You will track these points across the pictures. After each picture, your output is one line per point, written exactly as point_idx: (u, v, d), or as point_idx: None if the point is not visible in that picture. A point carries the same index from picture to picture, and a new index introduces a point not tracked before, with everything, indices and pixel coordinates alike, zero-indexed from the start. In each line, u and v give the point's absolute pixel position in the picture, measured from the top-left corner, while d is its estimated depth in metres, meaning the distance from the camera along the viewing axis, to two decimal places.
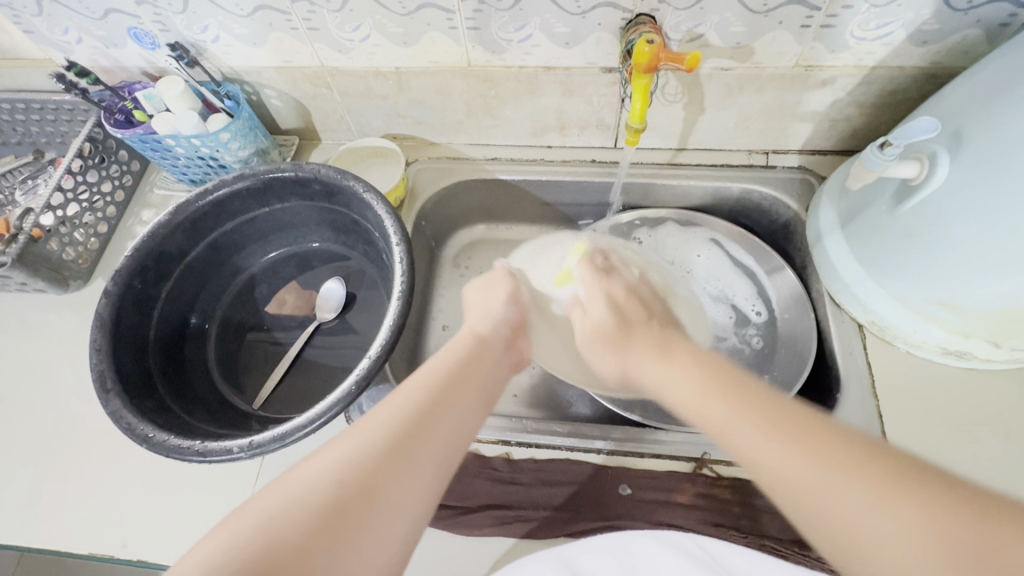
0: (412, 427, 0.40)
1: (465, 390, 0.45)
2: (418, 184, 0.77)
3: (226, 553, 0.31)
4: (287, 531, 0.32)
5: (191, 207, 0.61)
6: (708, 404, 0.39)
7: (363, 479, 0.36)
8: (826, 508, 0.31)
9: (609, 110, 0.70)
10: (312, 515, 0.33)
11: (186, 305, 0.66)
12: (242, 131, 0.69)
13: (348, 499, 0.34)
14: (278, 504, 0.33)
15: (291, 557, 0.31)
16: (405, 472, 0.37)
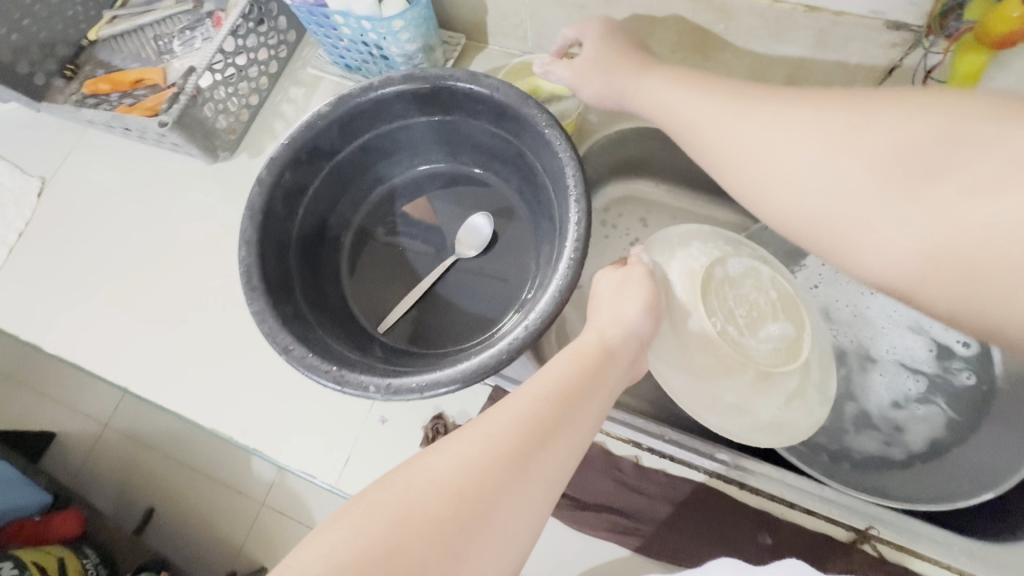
0: (532, 441, 0.36)
1: (586, 408, 0.40)
2: (589, 123, 0.67)
3: (347, 546, 0.31)
4: (407, 543, 0.31)
5: (354, 101, 0.55)
6: (682, 108, 0.44)
7: (478, 500, 0.33)
8: (779, 181, 0.37)
9: (865, 78, 0.54)
10: (429, 535, 0.32)
11: (328, 207, 0.62)
12: (416, 22, 0.60)
13: (461, 521, 0.32)
14: (390, 506, 0.33)
15: (408, 569, 0.31)
16: (518, 491, 0.34)
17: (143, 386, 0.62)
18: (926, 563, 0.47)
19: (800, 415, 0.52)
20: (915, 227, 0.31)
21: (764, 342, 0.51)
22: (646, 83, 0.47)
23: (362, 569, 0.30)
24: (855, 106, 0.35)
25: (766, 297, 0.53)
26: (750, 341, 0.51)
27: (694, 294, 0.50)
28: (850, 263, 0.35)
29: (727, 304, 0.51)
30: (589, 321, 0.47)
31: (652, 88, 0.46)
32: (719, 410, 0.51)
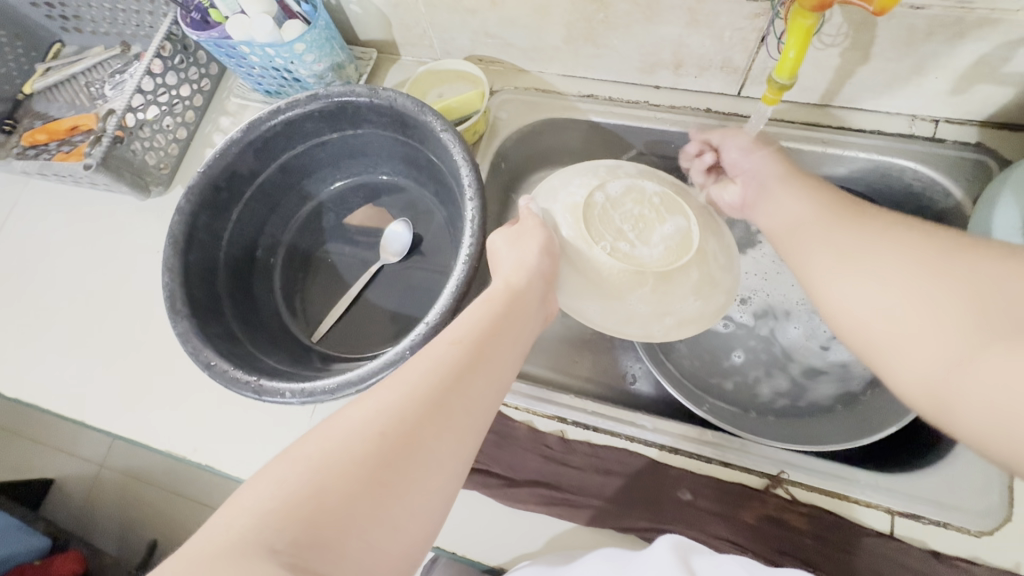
0: (453, 379, 0.38)
1: (500, 351, 0.42)
2: (500, 119, 0.69)
3: (276, 490, 0.32)
4: (336, 481, 0.32)
5: (264, 125, 0.58)
6: (814, 220, 0.45)
7: (405, 434, 0.35)
8: (867, 325, 0.37)
9: (742, 49, 0.57)
10: (360, 470, 0.33)
11: (255, 229, 0.64)
12: (318, 42, 0.63)
13: (389, 454, 0.34)
14: (316, 449, 0.34)
15: (340, 504, 0.32)
16: (439, 426, 0.36)
17: (97, 418, 0.64)
18: (834, 500, 0.50)
19: (715, 296, 0.54)
20: (972, 334, 0.32)
21: (656, 246, 0.51)
22: (779, 206, 0.49)
23: (292, 508, 0.31)
24: (960, 250, 0.36)
25: (646, 200, 0.54)
26: (642, 250, 0.51)
27: (577, 226, 0.52)
28: (898, 375, 0.35)
29: (609, 220, 0.53)
30: (493, 275, 0.50)
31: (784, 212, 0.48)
32: (645, 321, 0.53)
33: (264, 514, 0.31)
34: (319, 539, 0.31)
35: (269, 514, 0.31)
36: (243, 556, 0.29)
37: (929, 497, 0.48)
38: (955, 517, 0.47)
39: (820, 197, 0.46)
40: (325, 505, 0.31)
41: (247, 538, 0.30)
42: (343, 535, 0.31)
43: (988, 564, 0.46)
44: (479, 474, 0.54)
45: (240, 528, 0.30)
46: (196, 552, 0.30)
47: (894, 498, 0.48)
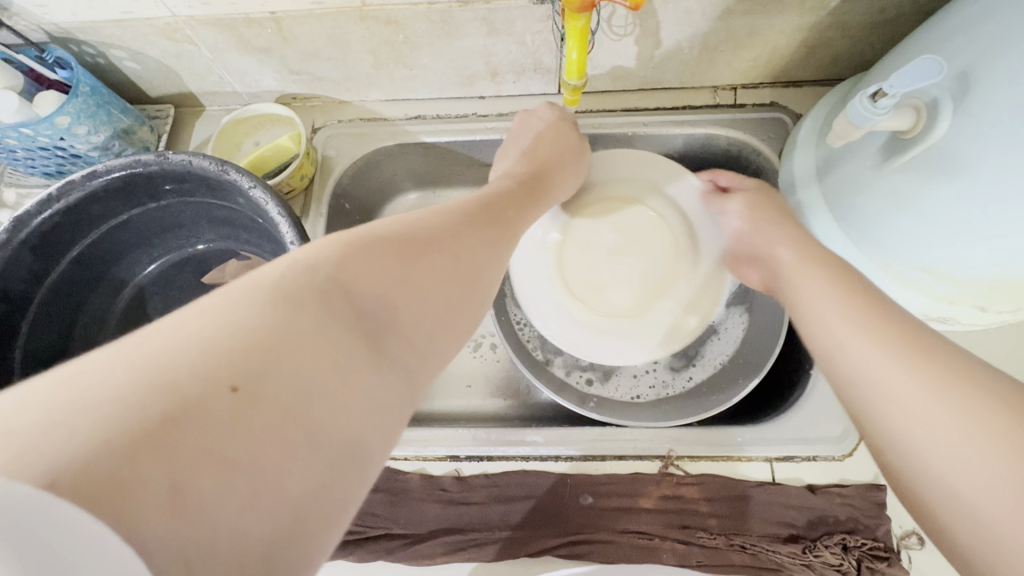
0: (491, 218, 0.38)
1: (524, 209, 0.44)
2: (329, 155, 0.65)
3: (343, 247, 0.28)
4: (402, 257, 0.29)
5: (34, 221, 0.48)
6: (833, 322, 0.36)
7: (461, 244, 0.34)
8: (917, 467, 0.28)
9: (547, 50, 0.57)
10: (424, 257, 0.31)
11: (60, 336, 0.55)
12: (86, 111, 0.54)
13: (447, 254, 0.32)
14: (379, 228, 0.31)
15: (402, 283, 0.29)
16: (487, 250, 0.36)
17: None
18: (718, 462, 0.52)
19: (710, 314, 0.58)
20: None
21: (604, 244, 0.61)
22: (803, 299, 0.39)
23: (366, 272, 0.27)
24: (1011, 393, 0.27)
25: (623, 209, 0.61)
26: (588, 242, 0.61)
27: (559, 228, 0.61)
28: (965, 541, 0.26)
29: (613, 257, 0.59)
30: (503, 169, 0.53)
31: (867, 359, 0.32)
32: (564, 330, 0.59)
33: (335, 265, 0.27)
34: (393, 304, 0.28)
35: (340, 265, 0.27)
36: (316, 306, 0.24)
37: (796, 436, 0.52)
38: (819, 448, 0.51)
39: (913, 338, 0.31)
40: (396, 278, 0.28)
41: (315, 285, 0.25)
42: (403, 313, 0.28)
43: (853, 483, 0.50)
44: (379, 540, 0.50)
45: (302, 272, 0.26)
46: (244, 286, 0.24)
47: (769, 447, 0.51)
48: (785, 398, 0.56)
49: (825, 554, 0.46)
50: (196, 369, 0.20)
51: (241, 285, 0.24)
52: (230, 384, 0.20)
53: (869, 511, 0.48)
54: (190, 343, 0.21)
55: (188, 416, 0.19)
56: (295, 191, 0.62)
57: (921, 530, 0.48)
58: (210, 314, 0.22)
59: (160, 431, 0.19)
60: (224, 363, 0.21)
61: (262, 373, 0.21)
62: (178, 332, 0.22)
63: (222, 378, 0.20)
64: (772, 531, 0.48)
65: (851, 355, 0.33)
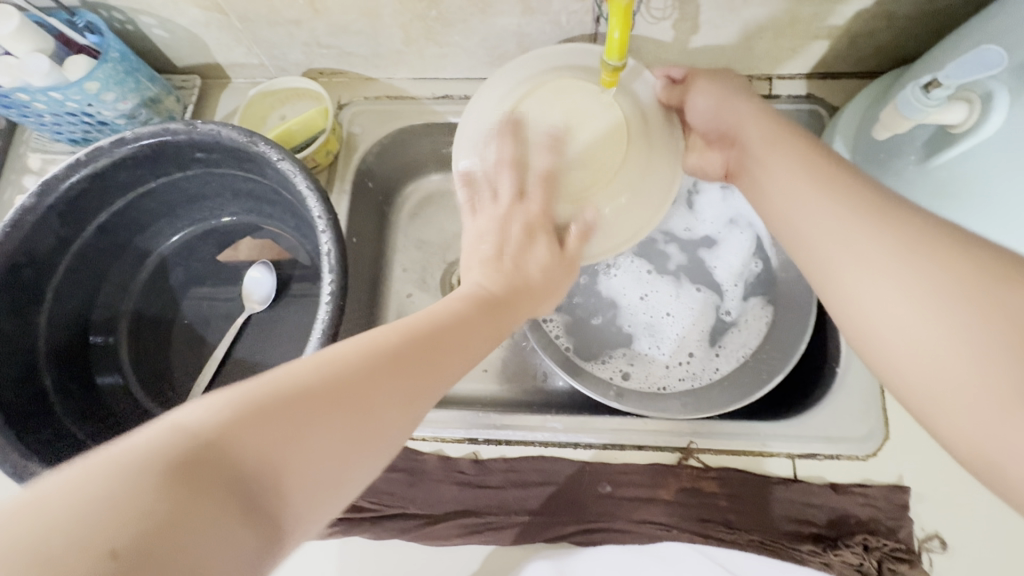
0: (442, 331, 0.34)
1: (502, 318, 0.39)
2: (355, 132, 0.64)
3: (241, 404, 0.25)
4: (299, 407, 0.26)
5: (63, 185, 0.48)
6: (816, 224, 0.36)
7: (382, 380, 0.29)
8: (897, 349, 0.30)
9: (582, 31, 0.56)
10: (325, 407, 0.27)
11: (83, 303, 0.55)
12: (115, 77, 0.54)
13: (357, 395, 0.28)
14: (295, 372, 0.28)
15: (285, 437, 0.25)
16: (421, 385, 0.31)
17: None
18: (739, 456, 0.51)
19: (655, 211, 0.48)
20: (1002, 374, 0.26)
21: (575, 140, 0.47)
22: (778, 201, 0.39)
23: (263, 437, 0.25)
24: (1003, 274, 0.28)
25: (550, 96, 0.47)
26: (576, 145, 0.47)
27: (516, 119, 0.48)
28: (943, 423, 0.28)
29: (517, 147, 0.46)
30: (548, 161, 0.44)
31: (852, 259, 0.33)
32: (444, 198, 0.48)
33: (223, 428, 0.24)
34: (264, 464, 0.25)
35: (229, 431, 0.24)
36: (191, 488, 0.23)
37: (820, 434, 0.51)
38: (844, 447, 0.50)
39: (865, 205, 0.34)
40: (290, 446, 0.25)
41: (199, 456, 0.23)
42: (272, 474, 0.25)
43: (877, 484, 0.49)
44: (394, 519, 0.50)
45: (188, 441, 0.24)
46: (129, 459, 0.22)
47: (792, 443, 0.51)
48: (809, 394, 0.56)
49: (847, 553, 0.45)
50: (71, 532, 0.20)
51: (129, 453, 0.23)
52: (111, 551, 0.20)
53: (892, 513, 0.47)
54: (59, 532, 0.20)
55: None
56: (320, 167, 0.61)
57: (944, 534, 0.48)
58: (84, 492, 0.21)
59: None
60: (81, 575, 0.19)
61: (137, 534, 0.21)
62: (71, 492, 0.21)
63: (101, 544, 0.20)
64: (793, 528, 0.48)
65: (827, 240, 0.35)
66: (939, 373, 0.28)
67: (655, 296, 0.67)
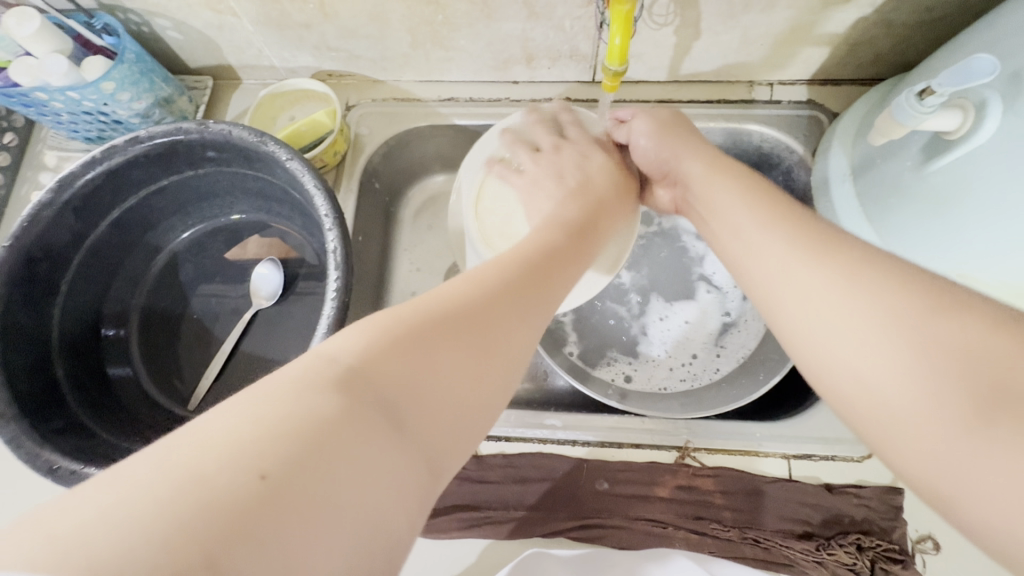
0: (523, 278, 0.36)
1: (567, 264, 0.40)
2: (362, 133, 0.65)
3: (377, 336, 0.27)
4: (424, 337, 0.28)
5: (79, 181, 0.49)
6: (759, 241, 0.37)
7: (486, 314, 0.32)
8: (838, 362, 0.31)
9: (585, 37, 0.57)
10: (443, 336, 0.29)
11: (96, 296, 0.57)
12: (130, 77, 0.55)
13: (468, 323, 0.30)
14: (410, 309, 0.30)
15: (415, 364, 0.27)
16: (517, 319, 0.33)
17: None
18: (734, 456, 0.52)
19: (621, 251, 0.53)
20: (939, 395, 0.27)
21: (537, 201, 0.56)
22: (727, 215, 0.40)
23: (406, 363, 0.27)
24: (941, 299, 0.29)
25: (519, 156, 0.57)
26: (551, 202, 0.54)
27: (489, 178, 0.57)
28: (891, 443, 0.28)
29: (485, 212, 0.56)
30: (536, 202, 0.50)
31: (795, 280, 0.33)
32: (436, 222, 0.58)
33: (373, 358, 0.26)
34: (404, 385, 0.26)
35: (368, 359, 0.26)
36: (355, 404, 0.24)
37: (815, 436, 0.52)
38: (839, 449, 0.51)
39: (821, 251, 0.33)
40: (433, 361, 0.28)
41: (353, 379, 0.25)
42: (417, 396, 0.26)
43: (871, 485, 0.50)
44: None
45: (341, 372, 0.25)
46: (266, 390, 0.24)
47: (787, 444, 0.51)
48: (806, 396, 0.56)
49: (840, 552, 0.46)
50: (225, 459, 0.20)
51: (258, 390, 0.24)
52: (259, 472, 0.20)
53: (886, 514, 0.48)
54: (216, 467, 0.20)
55: (247, 513, 0.19)
56: (328, 166, 0.63)
57: (938, 536, 0.48)
58: (240, 425, 0.22)
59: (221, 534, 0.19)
60: (273, 475, 0.21)
61: (284, 454, 0.21)
62: (220, 435, 0.22)
63: (250, 465, 0.20)
64: (787, 528, 0.48)
65: (771, 265, 0.35)
66: (909, 419, 0.28)
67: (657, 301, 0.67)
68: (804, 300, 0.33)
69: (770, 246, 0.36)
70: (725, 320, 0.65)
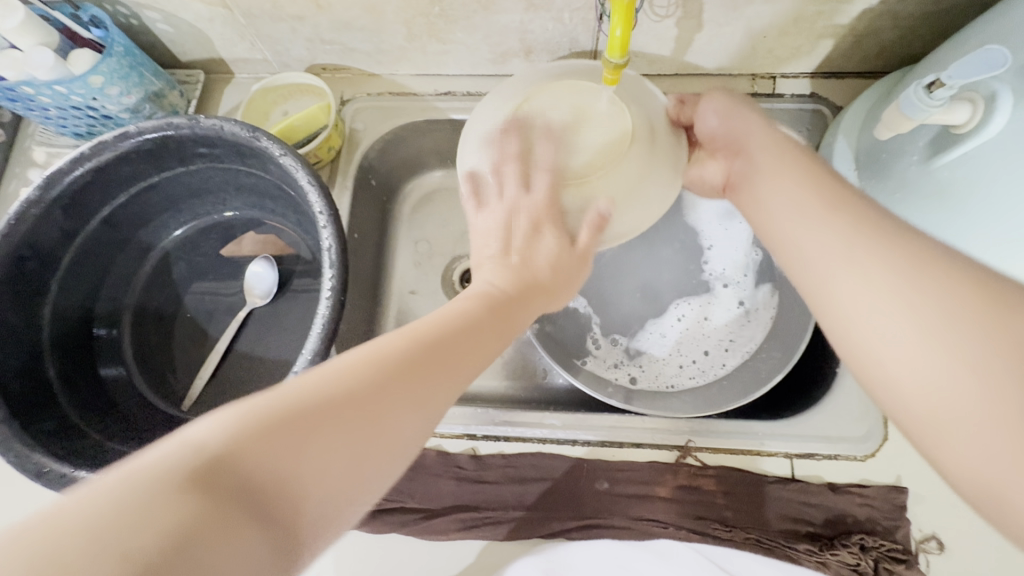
0: (436, 349, 0.33)
1: (483, 336, 0.36)
2: (358, 127, 0.64)
3: (238, 429, 0.25)
4: (286, 432, 0.26)
5: (67, 178, 0.48)
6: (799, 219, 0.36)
7: (378, 398, 0.29)
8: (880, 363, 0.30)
9: (584, 29, 0.56)
10: (316, 426, 0.27)
11: (87, 294, 0.56)
12: (120, 71, 0.54)
13: (350, 411, 0.28)
14: (282, 397, 0.27)
15: (275, 465, 0.25)
16: (413, 403, 0.30)
17: None
18: (736, 456, 0.51)
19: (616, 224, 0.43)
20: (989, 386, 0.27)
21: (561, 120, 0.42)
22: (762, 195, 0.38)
23: (266, 454, 0.25)
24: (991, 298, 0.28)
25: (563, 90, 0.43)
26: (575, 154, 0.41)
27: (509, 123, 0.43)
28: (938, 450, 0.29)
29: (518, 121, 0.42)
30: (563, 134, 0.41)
31: (841, 274, 0.32)
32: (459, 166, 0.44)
33: (230, 446, 0.25)
34: (258, 484, 0.25)
35: (228, 457, 0.25)
36: (206, 504, 0.23)
37: (818, 434, 0.51)
38: (841, 447, 0.50)
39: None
40: (293, 465, 0.26)
41: (211, 471, 0.24)
42: (277, 495, 0.25)
43: (874, 484, 0.49)
44: (393, 513, 0.51)
45: (195, 461, 0.24)
46: (137, 480, 0.23)
47: (790, 443, 0.51)
48: (808, 395, 0.56)
49: (843, 553, 0.45)
50: (46, 568, 0.20)
51: (129, 477, 0.23)
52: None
53: (889, 513, 0.47)
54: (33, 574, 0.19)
55: None
56: (323, 162, 0.62)
57: (942, 535, 0.48)
58: (89, 510, 0.21)
59: None
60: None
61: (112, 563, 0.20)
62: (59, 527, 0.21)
63: (70, 572, 0.20)
64: (789, 528, 0.48)
65: (815, 251, 0.34)
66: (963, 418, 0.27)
67: (658, 298, 0.66)
68: (851, 297, 0.32)
69: (813, 234, 0.35)
70: (728, 315, 0.64)
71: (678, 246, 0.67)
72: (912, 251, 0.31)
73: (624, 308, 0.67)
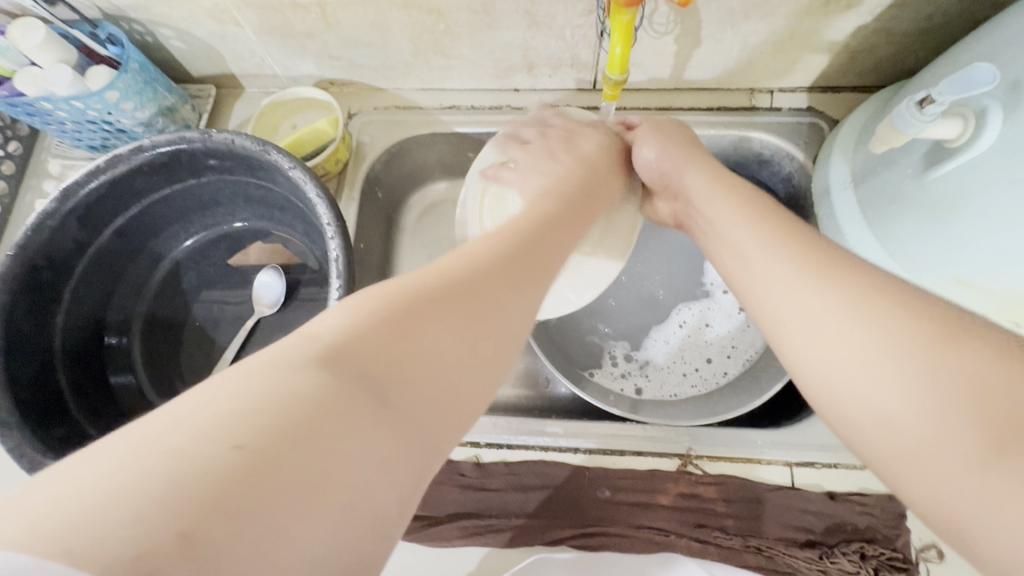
0: (512, 255, 0.33)
1: (549, 250, 0.36)
2: (364, 140, 0.66)
3: (356, 318, 0.24)
4: (398, 314, 0.25)
5: (83, 190, 0.50)
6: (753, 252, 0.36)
7: (474, 285, 0.29)
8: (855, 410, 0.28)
9: (585, 45, 0.57)
10: (428, 310, 0.26)
11: (99, 303, 0.57)
12: (134, 87, 0.56)
13: (456, 295, 0.27)
14: (385, 292, 0.27)
15: (398, 345, 0.24)
16: (509, 291, 0.30)
17: None
18: (735, 464, 0.52)
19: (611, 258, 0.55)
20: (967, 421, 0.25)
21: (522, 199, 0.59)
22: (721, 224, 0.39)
23: (395, 337, 0.24)
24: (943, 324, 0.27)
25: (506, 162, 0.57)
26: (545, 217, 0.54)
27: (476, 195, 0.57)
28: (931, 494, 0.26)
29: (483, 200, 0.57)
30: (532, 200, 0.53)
31: (799, 312, 0.32)
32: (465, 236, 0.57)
33: (349, 338, 0.23)
34: (389, 361, 0.23)
35: (351, 340, 0.23)
36: (344, 382, 0.22)
37: (817, 443, 0.52)
38: (841, 456, 0.51)
39: (818, 265, 0.32)
40: (421, 341, 0.25)
41: (336, 354, 0.23)
42: (416, 369, 0.24)
43: (874, 493, 0.50)
44: None
45: (315, 350, 0.23)
46: (250, 376, 0.21)
47: (789, 452, 0.51)
48: (807, 404, 0.56)
49: (842, 561, 0.46)
50: (191, 446, 0.18)
51: (240, 374, 0.21)
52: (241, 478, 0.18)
53: (889, 522, 0.48)
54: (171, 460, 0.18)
55: (218, 496, 0.17)
56: (329, 174, 0.63)
57: (942, 544, 0.48)
58: (221, 399, 0.20)
59: (200, 515, 0.16)
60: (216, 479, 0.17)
61: (265, 427, 0.19)
62: (175, 423, 0.19)
63: (224, 440, 0.18)
64: (789, 536, 0.48)
65: (768, 288, 0.34)
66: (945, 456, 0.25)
67: (658, 307, 0.67)
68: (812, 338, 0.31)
69: (770, 260, 0.34)
70: (729, 324, 0.65)
71: (678, 257, 0.68)
72: (867, 282, 0.30)
73: (625, 317, 0.68)
